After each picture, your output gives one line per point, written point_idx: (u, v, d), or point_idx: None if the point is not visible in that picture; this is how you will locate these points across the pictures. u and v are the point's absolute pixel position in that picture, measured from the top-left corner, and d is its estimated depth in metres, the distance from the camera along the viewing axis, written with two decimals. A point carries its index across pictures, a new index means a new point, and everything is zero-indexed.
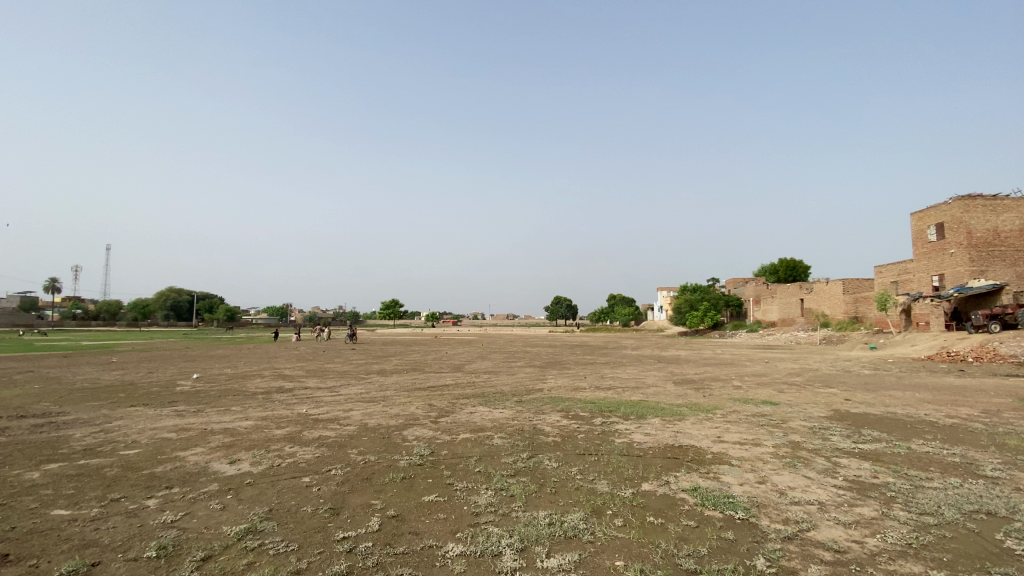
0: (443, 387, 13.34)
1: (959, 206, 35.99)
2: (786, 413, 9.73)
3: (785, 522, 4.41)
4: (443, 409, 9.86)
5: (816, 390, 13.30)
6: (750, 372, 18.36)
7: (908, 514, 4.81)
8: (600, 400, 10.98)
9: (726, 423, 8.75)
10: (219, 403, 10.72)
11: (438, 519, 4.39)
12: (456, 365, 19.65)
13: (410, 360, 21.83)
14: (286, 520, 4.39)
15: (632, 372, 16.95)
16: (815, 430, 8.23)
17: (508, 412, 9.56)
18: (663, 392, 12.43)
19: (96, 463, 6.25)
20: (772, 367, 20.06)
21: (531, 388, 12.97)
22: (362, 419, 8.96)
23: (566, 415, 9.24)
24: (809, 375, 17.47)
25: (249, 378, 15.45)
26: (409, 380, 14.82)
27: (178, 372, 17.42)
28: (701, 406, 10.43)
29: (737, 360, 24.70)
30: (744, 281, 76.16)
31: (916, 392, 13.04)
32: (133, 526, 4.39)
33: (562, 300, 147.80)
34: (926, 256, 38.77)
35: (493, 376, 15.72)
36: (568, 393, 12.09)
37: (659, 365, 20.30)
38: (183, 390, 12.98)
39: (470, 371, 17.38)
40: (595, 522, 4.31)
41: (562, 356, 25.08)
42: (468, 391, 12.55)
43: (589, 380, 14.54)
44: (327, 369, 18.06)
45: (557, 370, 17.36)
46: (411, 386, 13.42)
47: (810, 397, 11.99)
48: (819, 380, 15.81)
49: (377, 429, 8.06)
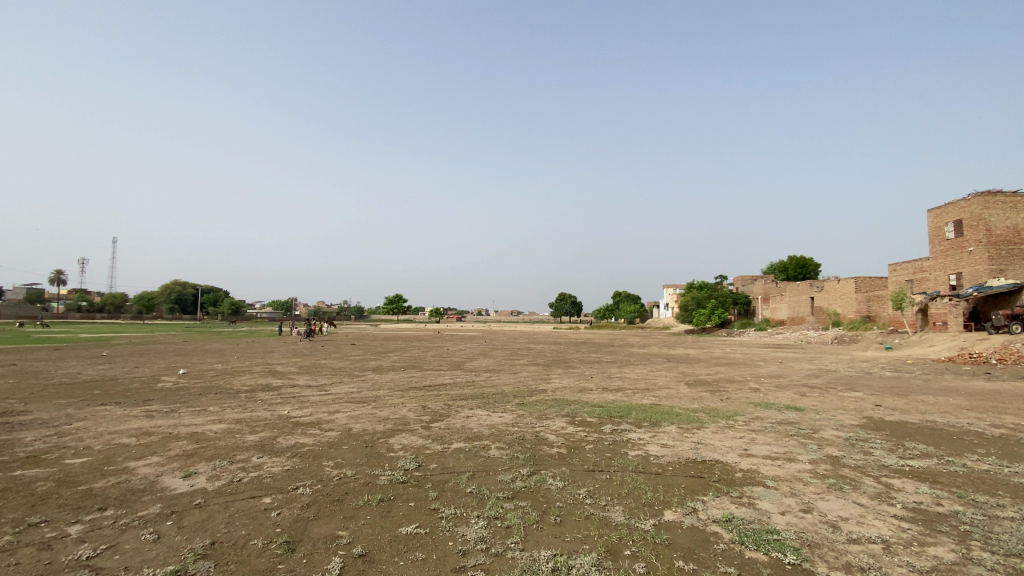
0: (440, 386, 12.49)
1: (978, 202, 34.78)
2: (815, 421, 8.81)
3: (847, 570, 3.53)
4: (437, 412, 8.97)
5: (842, 394, 12.32)
6: (766, 373, 17.39)
7: (994, 557, 3.90)
8: (610, 403, 10.09)
9: (751, 432, 7.84)
10: (196, 402, 9.94)
11: (415, 560, 3.54)
12: (456, 362, 18.82)
13: (410, 357, 21.04)
14: (228, 559, 3.57)
15: (642, 372, 16.02)
16: (853, 443, 7.30)
17: (508, 416, 8.68)
18: (677, 395, 11.51)
19: (31, 475, 5.46)
20: (789, 368, 19.04)
21: (534, 389, 12.07)
22: (346, 423, 8.12)
23: (572, 421, 8.36)
24: (828, 377, 16.49)
25: (237, 375, 14.68)
26: (405, 378, 13.96)
27: (166, 367, 16.69)
28: (719, 411, 9.53)
29: (749, 360, 23.70)
30: (752, 279, 74.87)
31: (949, 397, 12.04)
32: (39, 563, 3.58)
33: (567, 296, 146.43)
34: (943, 254, 37.52)
35: (494, 375, 14.87)
36: (574, 395, 11.18)
37: (670, 365, 19.32)
38: (164, 387, 12.22)
39: (470, 369, 16.54)
40: (610, 567, 3.45)
41: (567, 354, 24.15)
42: (467, 392, 11.68)
43: (597, 381, 13.64)
44: (322, 366, 17.27)
45: (562, 370, 16.43)
46: (406, 385, 12.59)
47: (836, 402, 11.04)
48: (841, 383, 14.83)
49: (361, 435, 7.20)
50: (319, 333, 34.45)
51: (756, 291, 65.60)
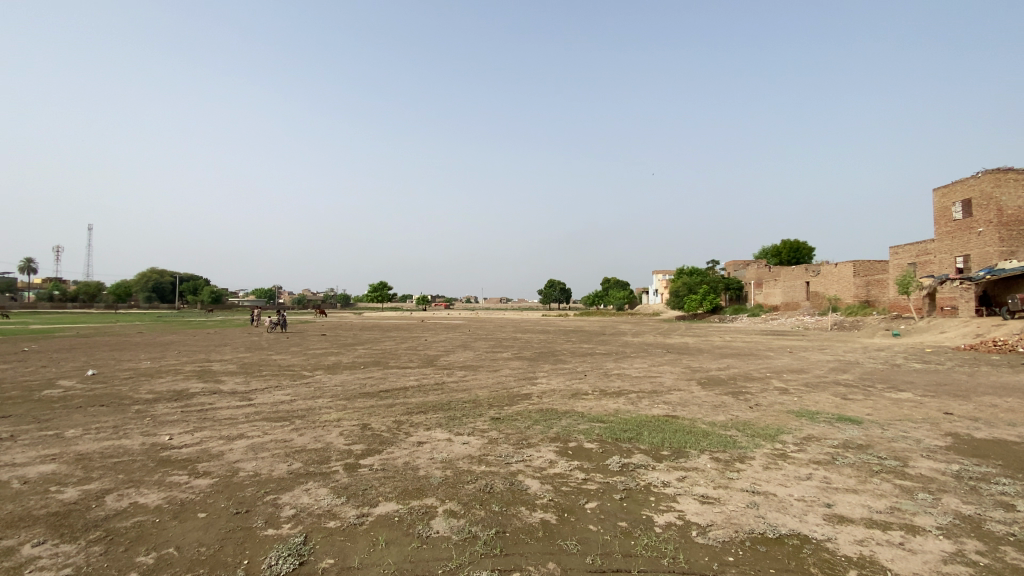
0: (398, 391, 10.00)
1: (990, 180, 32.88)
2: (892, 445, 6.52)
3: None
4: (378, 436, 6.49)
5: (891, 396, 10.09)
6: (783, 365, 15.17)
7: None
8: (611, 417, 7.74)
9: (816, 467, 5.52)
10: (58, 424, 7.36)
11: None
12: (429, 357, 16.31)
13: (377, 350, 18.53)
14: None
15: (644, 367, 13.72)
16: (975, 488, 5.01)
17: (475, 442, 6.26)
18: (693, 401, 9.17)
19: None
20: (805, 360, 16.82)
21: (515, 394, 9.66)
22: (238, 458, 5.63)
23: (565, 449, 5.96)
24: (856, 371, 14.31)
25: (156, 377, 12.11)
26: (359, 380, 11.47)
27: (79, 365, 14.03)
28: (759, 428, 7.19)
29: (755, 349, 21.54)
30: (745, 264, 73.27)
31: (1019, 400, 9.86)
32: None
33: (556, 282, 144.28)
34: (950, 236, 35.69)
35: (469, 373, 12.42)
36: (565, 403, 8.81)
37: (672, 357, 17.02)
38: (45, 395, 9.63)
39: (443, 365, 14.06)
40: None
41: (556, 344, 21.81)
42: (430, 399, 9.23)
43: (592, 380, 11.27)
44: (269, 363, 14.73)
45: (551, 365, 14.05)
46: (357, 391, 10.12)
47: (895, 409, 8.78)
48: (877, 379, 12.60)
49: (244, 487, 4.73)
50: (282, 321, 31.46)
51: (749, 276, 63.91)
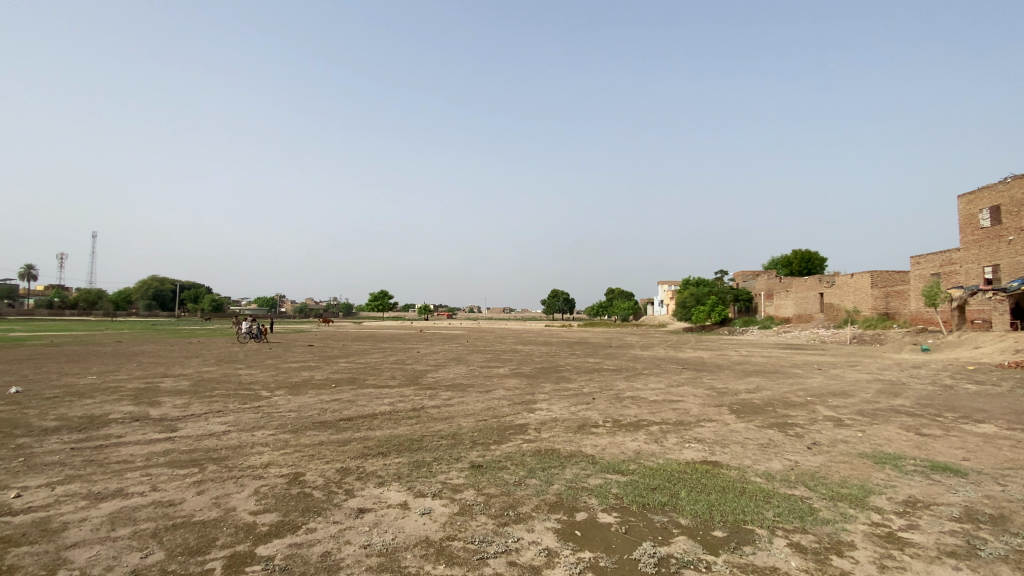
0: (363, 421, 8.05)
1: (1020, 186, 30.97)
2: None
3: None
4: (305, 499, 4.59)
5: (976, 431, 8.10)
6: (819, 386, 13.17)
7: None
8: (631, 464, 5.78)
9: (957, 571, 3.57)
10: None
11: None
12: (415, 373, 14.34)
13: (360, 365, 16.58)
14: None
15: (661, 388, 11.72)
16: None
17: (440, 512, 4.31)
18: (733, 437, 7.20)
19: None
20: (842, 379, 14.79)
21: (507, 425, 7.70)
22: (74, 547, 3.73)
23: (569, 528, 4.01)
24: (908, 393, 12.27)
25: (84, 397, 10.21)
26: (322, 403, 9.51)
27: (7, 382, 12.12)
28: (837, 486, 5.22)
29: (779, 366, 19.51)
30: (754, 274, 71.16)
31: None
32: None
33: (559, 293, 142.23)
34: (976, 245, 33.64)
35: (456, 395, 10.46)
36: (570, 441, 6.84)
37: (690, 375, 15.01)
38: None
39: (428, 384, 12.11)
40: None
41: (559, 359, 19.80)
42: (399, 432, 7.26)
43: (603, 406, 9.27)
44: (228, 380, 12.79)
45: (553, 385, 12.04)
46: (312, 419, 8.16)
47: (995, 453, 6.80)
48: (939, 406, 10.59)
49: None
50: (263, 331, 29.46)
51: (758, 287, 61.81)
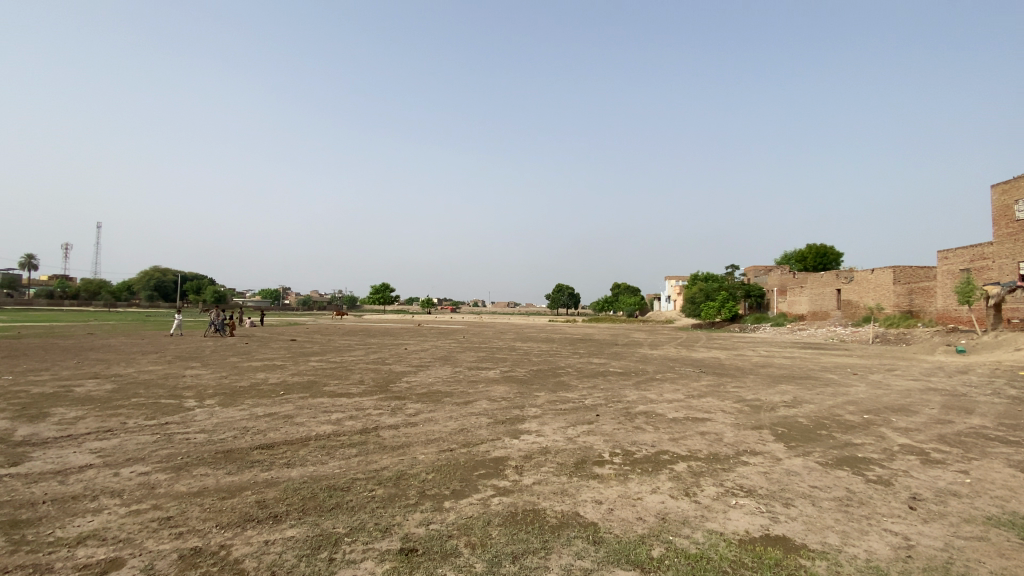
0: (284, 450, 5.96)
1: None
2: None
3: None
4: None
5: None
6: (867, 397, 11.00)
7: None
8: (654, 546, 3.64)
9: None
10: None
11: None
12: (390, 377, 12.27)
13: (331, 365, 14.53)
14: None
15: (680, 401, 9.56)
16: None
17: None
18: (798, 487, 5.04)
19: None
20: (890, 389, 12.59)
21: (479, 461, 5.57)
22: None
23: None
24: (981, 408, 10.08)
25: None
26: (249, 420, 7.41)
27: None
28: None
29: (806, 369, 17.31)
30: (766, 269, 68.66)
31: None
32: None
33: (564, 287, 139.87)
34: (1012, 238, 31.12)
35: (425, 409, 8.35)
36: (563, 492, 4.70)
37: (711, 382, 12.83)
38: None
39: (396, 392, 9.99)
40: None
41: (558, 359, 17.64)
42: (323, 472, 5.16)
43: (611, 429, 7.12)
44: (162, 384, 10.73)
45: (549, 395, 9.91)
46: (220, 446, 6.08)
47: None
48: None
49: None
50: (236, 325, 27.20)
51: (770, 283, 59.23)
